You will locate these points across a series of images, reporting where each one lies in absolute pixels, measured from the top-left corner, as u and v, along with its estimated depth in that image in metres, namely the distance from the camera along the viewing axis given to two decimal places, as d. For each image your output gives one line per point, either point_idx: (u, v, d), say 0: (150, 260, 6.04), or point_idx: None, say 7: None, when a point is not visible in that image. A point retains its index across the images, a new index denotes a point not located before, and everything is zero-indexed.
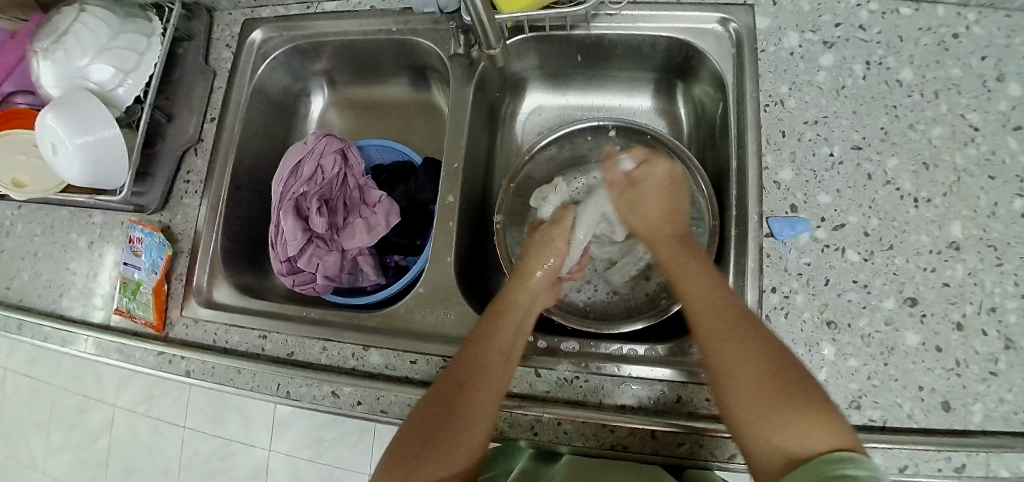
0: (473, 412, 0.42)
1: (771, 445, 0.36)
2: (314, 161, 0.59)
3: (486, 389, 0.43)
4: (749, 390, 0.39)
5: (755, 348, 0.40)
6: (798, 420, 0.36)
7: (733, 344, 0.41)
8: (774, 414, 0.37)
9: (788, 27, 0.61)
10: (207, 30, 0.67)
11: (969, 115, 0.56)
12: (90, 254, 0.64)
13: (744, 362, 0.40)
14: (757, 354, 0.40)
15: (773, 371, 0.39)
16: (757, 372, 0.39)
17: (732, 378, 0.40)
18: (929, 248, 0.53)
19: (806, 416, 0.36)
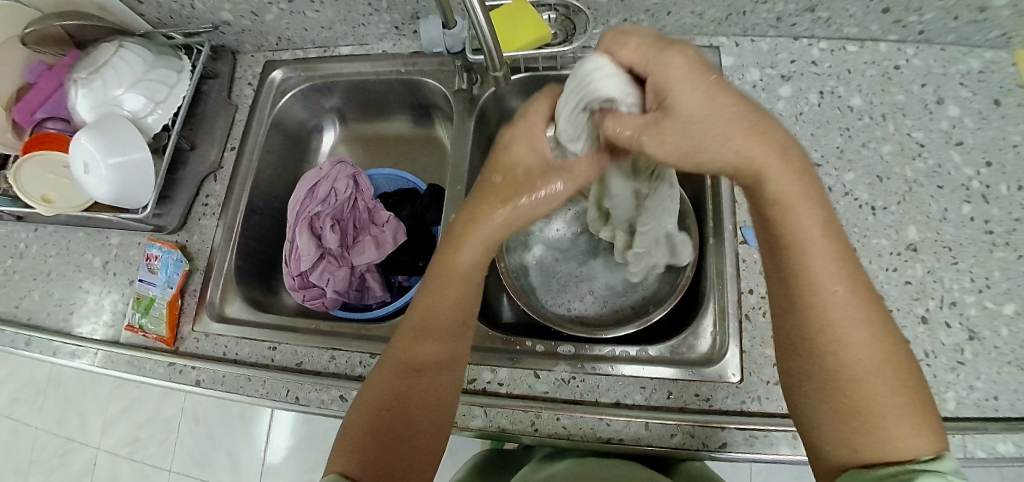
0: (433, 397, 0.43)
1: (865, 441, 0.33)
2: (329, 184, 0.65)
3: (441, 371, 0.44)
4: (866, 383, 0.34)
5: (879, 337, 0.35)
6: (900, 421, 0.32)
7: (856, 327, 0.35)
8: (872, 412, 0.33)
9: (749, 64, 0.69)
10: (231, 71, 0.74)
11: (915, 133, 0.63)
12: (105, 274, 0.67)
13: (867, 348, 0.34)
14: (876, 344, 0.35)
15: (882, 362, 0.34)
16: (868, 365, 0.34)
17: (845, 366, 0.34)
18: (889, 250, 0.58)
19: (899, 417, 0.33)
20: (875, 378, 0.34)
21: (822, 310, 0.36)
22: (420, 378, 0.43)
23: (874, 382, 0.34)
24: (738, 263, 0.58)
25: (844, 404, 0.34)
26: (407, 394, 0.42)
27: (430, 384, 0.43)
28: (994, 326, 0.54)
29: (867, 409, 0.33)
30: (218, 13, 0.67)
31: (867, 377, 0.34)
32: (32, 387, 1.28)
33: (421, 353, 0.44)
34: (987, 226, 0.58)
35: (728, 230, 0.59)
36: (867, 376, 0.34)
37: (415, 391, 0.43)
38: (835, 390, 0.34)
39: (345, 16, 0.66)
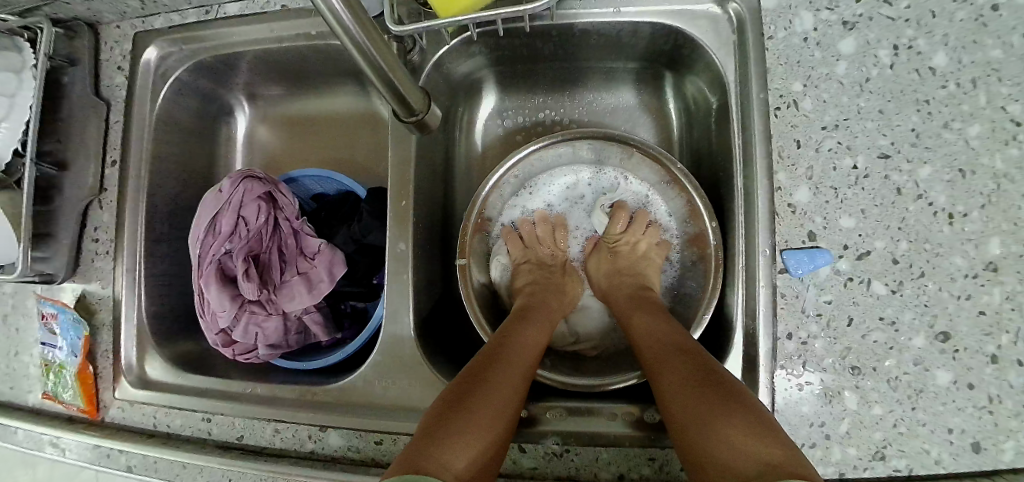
0: (514, 381, 0.42)
1: (703, 449, 0.34)
2: (233, 215, 0.50)
3: (519, 363, 0.44)
4: (679, 393, 0.38)
5: (686, 362, 0.41)
6: (729, 424, 0.34)
7: (674, 357, 0.42)
8: (685, 423, 0.36)
9: (799, 5, 0.51)
10: (94, 52, 0.55)
11: (1011, 106, 0.47)
12: (6, 330, 0.56)
13: (677, 369, 0.41)
14: (692, 364, 0.41)
15: (702, 381, 0.38)
16: (692, 392, 0.38)
17: (671, 390, 0.39)
18: (964, 272, 0.46)
19: (731, 422, 0.34)
20: (704, 392, 0.37)
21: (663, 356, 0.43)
22: (492, 400, 0.39)
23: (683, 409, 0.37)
24: (775, 299, 0.47)
25: (684, 410, 0.37)
26: (484, 412, 0.38)
27: (503, 395, 0.40)
28: None
29: (693, 412, 0.36)
30: None
31: (682, 398, 0.38)
32: None
33: (489, 378, 0.41)
34: None
35: (762, 255, 0.47)
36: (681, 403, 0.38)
37: (485, 406, 0.38)
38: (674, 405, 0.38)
39: None
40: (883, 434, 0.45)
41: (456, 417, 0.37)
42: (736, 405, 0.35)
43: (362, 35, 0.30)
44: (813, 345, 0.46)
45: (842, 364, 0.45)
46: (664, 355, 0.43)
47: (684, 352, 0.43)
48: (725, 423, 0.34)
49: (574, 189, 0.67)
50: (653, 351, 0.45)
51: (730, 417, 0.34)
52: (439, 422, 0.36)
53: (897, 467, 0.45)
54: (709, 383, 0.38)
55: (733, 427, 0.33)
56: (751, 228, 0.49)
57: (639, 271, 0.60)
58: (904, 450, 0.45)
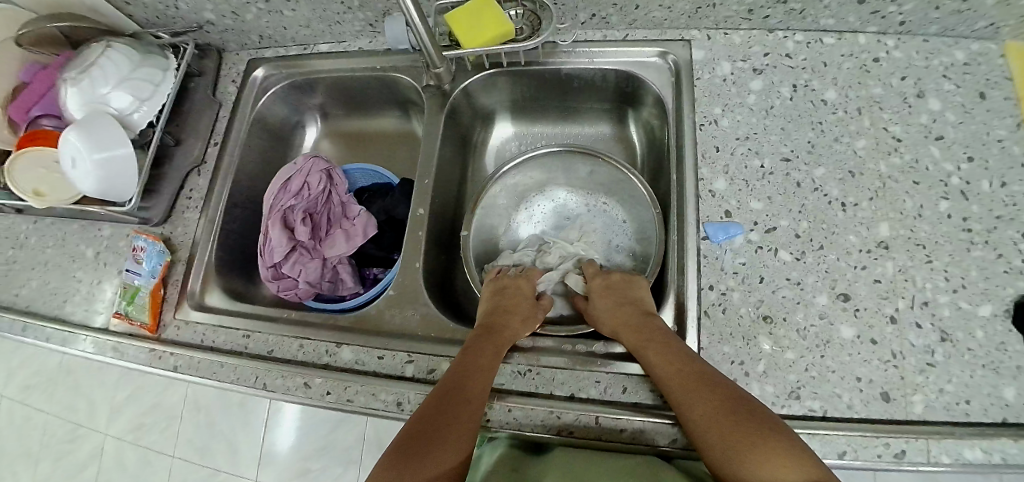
0: (472, 391, 0.48)
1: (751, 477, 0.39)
2: (302, 179, 0.64)
3: (481, 372, 0.50)
4: (714, 423, 0.43)
5: (711, 392, 0.45)
6: (770, 459, 0.39)
7: (694, 387, 0.45)
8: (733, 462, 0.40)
9: (720, 58, 0.63)
10: (217, 69, 0.76)
11: (891, 127, 0.58)
12: (96, 264, 0.69)
13: (702, 400, 0.44)
14: (713, 395, 0.44)
15: (727, 413, 0.43)
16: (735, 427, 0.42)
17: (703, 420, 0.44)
18: (857, 248, 0.54)
19: (779, 452, 0.39)
20: (746, 430, 0.41)
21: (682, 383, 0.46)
22: (442, 426, 0.45)
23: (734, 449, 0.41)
24: (699, 260, 0.55)
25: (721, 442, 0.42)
26: (433, 436, 0.44)
27: (464, 412, 0.47)
28: (968, 327, 0.51)
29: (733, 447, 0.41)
30: (201, 12, 0.67)
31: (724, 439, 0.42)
32: (36, 375, 1.25)
33: (443, 403, 0.47)
34: (965, 224, 0.53)
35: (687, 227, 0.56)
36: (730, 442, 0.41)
37: (437, 430, 0.45)
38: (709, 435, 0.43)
39: (321, 15, 0.66)
40: (796, 376, 0.50)
41: (423, 438, 0.44)
42: (766, 441, 0.40)
43: None
44: (731, 296, 0.53)
45: (754, 313, 0.53)
46: (690, 385, 0.46)
47: (701, 381, 0.46)
48: (764, 458, 0.39)
49: (561, 215, 0.72)
50: (671, 380, 0.47)
51: (778, 451, 0.39)
52: (409, 444, 0.44)
53: (812, 407, 0.49)
54: (734, 418, 0.42)
55: (776, 462, 0.38)
56: (679, 209, 0.58)
57: (614, 300, 0.58)
58: (817, 392, 0.50)
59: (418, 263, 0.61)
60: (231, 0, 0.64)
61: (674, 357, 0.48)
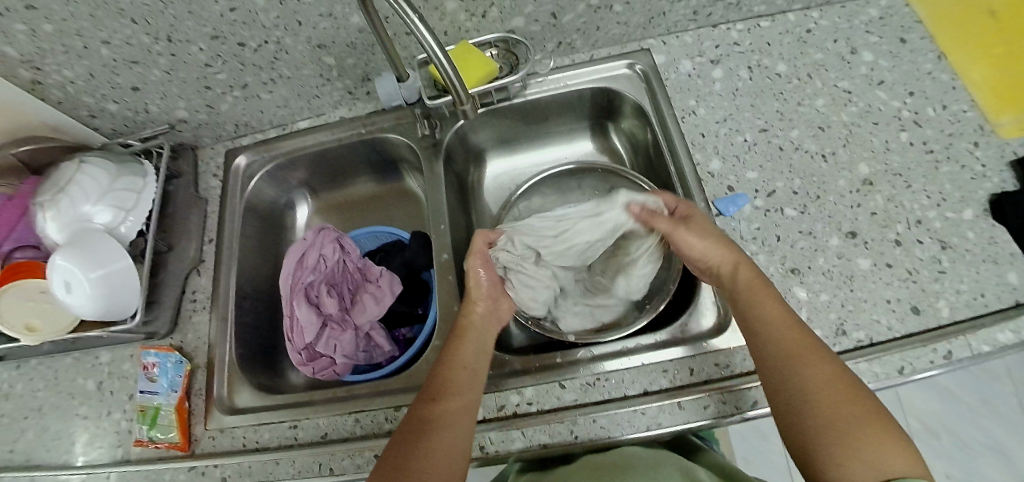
0: (448, 409, 0.46)
1: (852, 462, 0.37)
2: (317, 251, 0.66)
3: (455, 388, 0.48)
4: (822, 386, 0.41)
5: (827, 359, 0.43)
6: (880, 446, 0.38)
7: (809, 347, 0.44)
8: (837, 440, 0.39)
9: (680, 57, 0.70)
10: (193, 166, 0.74)
11: (841, 83, 0.67)
12: (101, 396, 0.63)
13: (822, 363, 0.43)
14: (831, 361, 0.43)
15: (844, 386, 0.41)
16: (846, 388, 0.41)
17: (808, 380, 0.42)
18: (848, 190, 0.60)
19: (891, 446, 0.38)
20: (862, 407, 0.40)
21: (781, 345, 0.45)
22: (428, 450, 0.43)
23: (843, 415, 0.40)
24: (720, 234, 0.59)
25: (823, 415, 0.40)
26: (419, 459, 0.43)
27: (438, 429, 0.45)
28: (960, 233, 0.57)
29: (832, 424, 0.39)
30: (173, 111, 0.67)
31: (836, 410, 0.40)
32: None
33: (423, 425, 0.45)
34: (926, 147, 0.61)
35: (702, 207, 0.61)
36: (838, 402, 0.40)
37: (423, 455, 0.43)
38: (807, 400, 0.41)
39: (300, 92, 0.68)
40: (836, 314, 0.54)
41: (407, 461, 0.43)
42: (872, 426, 0.39)
43: (431, 36, 0.48)
44: (758, 259, 0.57)
45: (783, 269, 0.57)
46: (807, 352, 0.43)
47: (815, 349, 0.44)
48: (868, 445, 0.38)
49: None
50: (782, 343, 0.45)
51: (885, 437, 0.38)
52: (399, 465, 0.43)
53: (860, 338, 0.52)
54: (850, 391, 0.41)
55: (889, 451, 0.37)
56: (689, 194, 0.63)
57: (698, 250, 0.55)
58: (859, 323, 0.53)
59: (478, 273, 0.59)
60: (204, 92, 0.65)
61: (781, 307, 0.47)
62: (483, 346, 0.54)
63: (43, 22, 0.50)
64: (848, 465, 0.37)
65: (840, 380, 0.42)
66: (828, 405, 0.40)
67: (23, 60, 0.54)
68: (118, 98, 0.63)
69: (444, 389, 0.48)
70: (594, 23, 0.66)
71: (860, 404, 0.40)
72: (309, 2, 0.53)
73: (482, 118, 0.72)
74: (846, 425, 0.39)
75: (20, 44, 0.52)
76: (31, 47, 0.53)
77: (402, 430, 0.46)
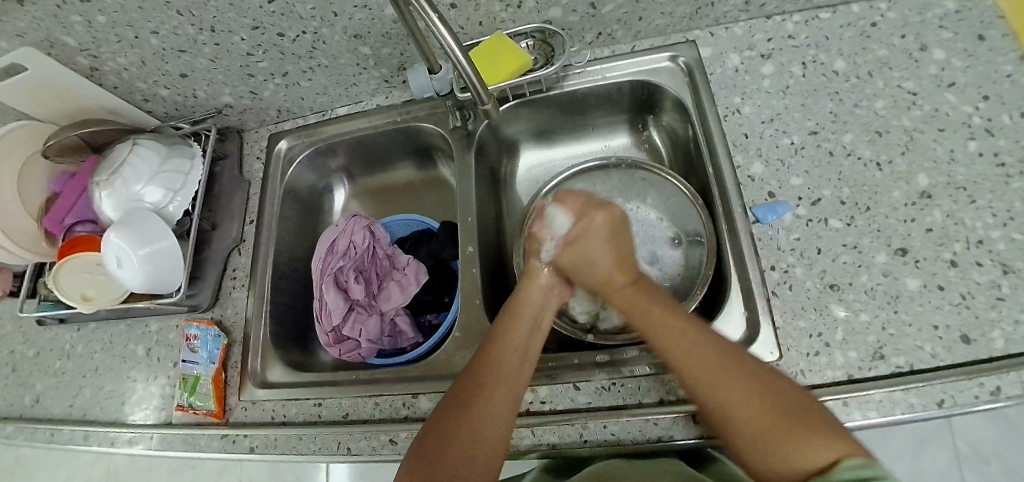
0: (499, 388, 0.47)
1: (771, 458, 0.40)
2: (347, 239, 0.67)
3: (505, 370, 0.48)
4: (708, 383, 0.44)
5: (708, 356, 0.45)
6: (800, 442, 0.38)
7: (687, 349, 0.46)
8: (759, 435, 0.41)
9: (727, 51, 0.67)
10: (238, 150, 0.78)
11: (906, 83, 0.61)
12: (149, 360, 0.68)
13: (706, 363, 0.45)
14: (716, 356, 0.45)
15: (735, 377, 0.43)
16: (757, 393, 0.42)
17: (703, 378, 0.44)
18: (903, 202, 0.56)
19: (812, 437, 0.38)
20: (759, 400, 0.41)
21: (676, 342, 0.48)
22: (473, 429, 0.45)
23: (751, 416, 0.41)
24: (755, 243, 0.56)
25: (737, 407, 0.42)
26: (463, 439, 0.44)
27: (490, 407, 0.46)
28: None
29: (744, 411, 0.42)
30: (219, 97, 0.71)
31: (744, 405, 0.42)
32: None
33: (471, 403, 0.46)
34: (997, 159, 0.55)
35: (738, 214, 0.58)
36: (739, 401, 0.42)
37: (469, 433, 0.45)
38: (706, 395, 0.44)
39: (337, 80, 0.69)
40: (876, 337, 0.50)
41: (453, 438, 0.45)
42: (795, 426, 0.39)
43: (452, 37, 0.48)
44: (795, 272, 0.54)
45: (821, 283, 0.54)
46: (688, 348, 0.46)
47: (703, 348, 0.46)
48: (790, 439, 0.39)
49: None
50: (677, 342, 0.47)
51: (806, 430, 0.39)
52: (438, 441, 0.45)
53: (899, 364, 0.49)
54: (749, 383, 0.42)
55: (803, 444, 0.38)
56: (725, 199, 0.60)
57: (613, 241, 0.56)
58: (900, 348, 0.50)
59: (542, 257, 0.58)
60: (248, 80, 0.67)
61: (677, 323, 0.49)
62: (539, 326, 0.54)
63: (98, 13, 0.55)
64: (779, 458, 0.39)
65: (727, 371, 0.44)
66: (737, 411, 0.42)
67: (82, 48, 0.60)
68: (169, 83, 0.67)
69: (500, 367, 0.49)
70: (636, 14, 0.63)
71: (775, 402, 0.41)
72: None
73: (513, 110, 0.71)
74: (757, 421, 0.41)
75: (78, 35, 0.57)
76: (88, 37, 0.58)
77: (450, 404, 0.47)
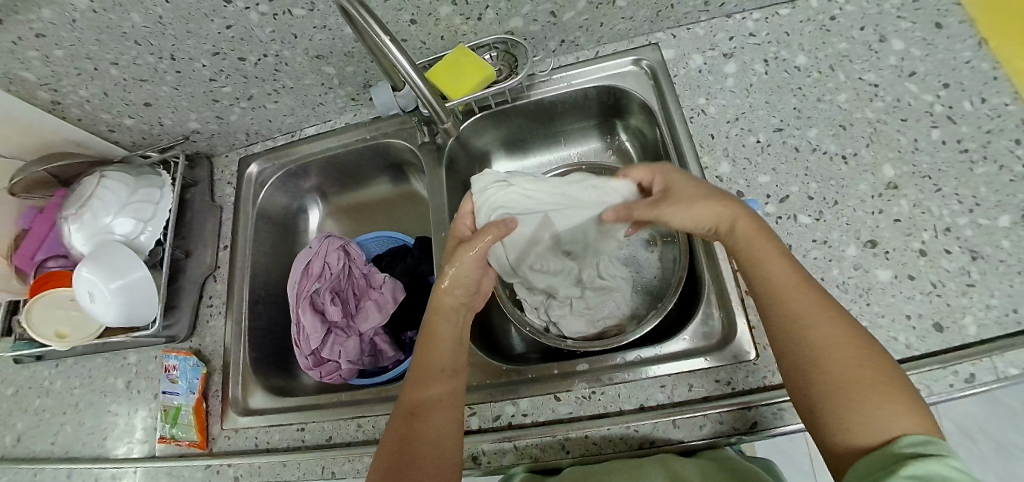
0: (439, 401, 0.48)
1: (858, 425, 0.36)
2: (322, 260, 0.67)
3: (439, 383, 0.49)
4: (819, 338, 0.40)
5: (827, 312, 0.42)
6: (889, 406, 0.36)
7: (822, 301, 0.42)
8: (852, 397, 0.37)
9: (690, 51, 0.67)
10: (209, 174, 0.77)
11: (866, 76, 0.62)
12: (129, 394, 0.68)
13: (822, 320, 0.41)
14: (828, 313, 0.42)
15: (846, 342, 0.40)
16: (858, 358, 0.39)
17: (811, 334, 0.41)
18: (870, 194, 0.56)
19: (902, 403, 0.36)
20: (859, 362, 0.38)
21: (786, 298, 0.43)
22: (424, 447, 0.45)
23: (863, 373, 0.38)
24: None
25: (839, 366, 0.39)
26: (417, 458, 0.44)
27: (434, 421, 0.46)
28: (995, 242, 0.51)
29: (839, 376, 0.38)
30: (186, 123, 0.70)
31: (841, 362, 0.39)
32: None
33: (417, 423, 0.46)
34: (961, 146, 0.56)
35: None
36: (851, 362, 0.39)
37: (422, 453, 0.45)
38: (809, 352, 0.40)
39: (304, 100, 0.69)
40: None
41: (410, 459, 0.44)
42: (884, 389, 0.37)
43: (400, 53, 0.51)
44: None
45: None
46: (807, 303, 0.42)
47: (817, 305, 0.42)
48: (881, 407, 0.36)
49: None
50: (799, 294, 0.43)
51: (893, 395, 0.37)
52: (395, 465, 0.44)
53: None
54: (852, 346, 0.39)
55: (892, 411, 0.36)
56: None
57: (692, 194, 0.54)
58: (874, 340, 0.50)
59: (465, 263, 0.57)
60: (213, 105, 0.67)
61: (791, 274, 0.44)
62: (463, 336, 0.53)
63: (54, 48, 0.54)
64: (859, 425, 0.36)
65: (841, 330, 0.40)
66: (829, 371, 0.39)
67: (41, 83, 0.59)
68: (134, 113, 0.67)
69: (434, 380, 0.49)
70: (598, 19, 0.64)
71: (870, 364, 0.38)
72: (301, 15, 0.53)
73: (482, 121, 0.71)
74: (854, 385, 0.38)
75: (37, 69, 0.56)
76: (47, 71, 0.57)
77: (395, 427, 0.47)
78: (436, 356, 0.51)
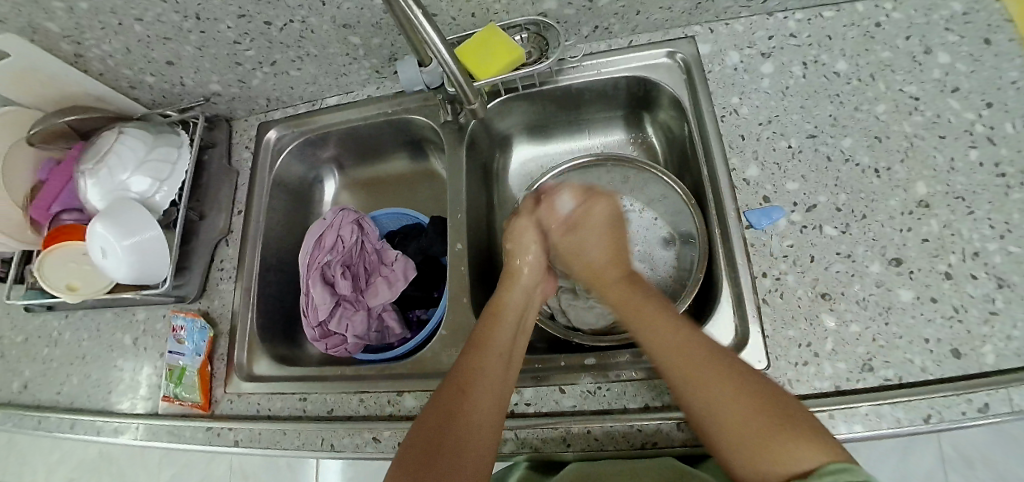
0: (487, 390, 0.46)
1: (760, 460, 0.38)
2: (335, 232, 0.67)
3: (489, 376, 0.47)
4: (699, 378, 0.43)
5: (695, 355, 0.45)
6: (790, 439, 0.37)
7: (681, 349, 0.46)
8: (751, 432, 0.39)
9: (727, 48, 0.65)
10: (227, 138, 0.76)
11: (908, 87, 0.60)
12: (136, 350, 0.68)
13: (692, 362, 0.44)
14: (703, 354, 0.45)
15: (726, 377, 0.42)
16: (739, 392, 0.41)
17: (695, 375, 0.44)
18: (900, 211, 0.55)
19: (802, 435, 0.37)
20: (747, 398, 0.41)
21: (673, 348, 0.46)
22: (462, 434, 0.43)
23: (745, 413, 0.40)
24: (747, 249, 0.56)
25: (726, 406, 0.41)
26: (451, 444, 0.42)
27: (477, 409, 0.45)
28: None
29: (730, 412, 0.41)
30: (207, 85, 0.69)
31: (734, 402, 0.41)
32: None
33: (456, 407, 0.45)
34: (999, 169, 0.54)
35: (731, 217, 0.57)
36: (729, 399, 0.41)
37: (459, 439, 0.43)
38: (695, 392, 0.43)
39: (327, 70, 0.68)
40: (865, 348, 0.50)
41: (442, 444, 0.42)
42: (775, 422, 0.39)
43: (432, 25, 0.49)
44: (786, 279, 0.54)
45: (812, 292, 0.53)
46: (677, 346, 0.46)
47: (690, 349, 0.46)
48: (777, 438, 0.38)
49: None
50: (671, 340, 0.47)
51: (787, 427, 0.38)
52: (428, 447, 0.42)
53: (887, 377, 0.48)
54: (732, 380, 0.42)
55: (794, 444, 0.37)
56: (719, 202, 0.59)
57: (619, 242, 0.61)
58: (889, 360, 0.49)
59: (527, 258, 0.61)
60: (236, 68, 0.66)
61: (665, 317, 0.50)
62: (523, 321, 0.55)
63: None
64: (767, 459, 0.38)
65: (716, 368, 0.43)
66: (720, 412, 0.41)
67: (64, 34, 0.58)
68: (156, 71, 0.66)
69: (484, 370, 0.48)
70: (634, 8, 0.62)
71: (764, 401, 0.40)
72: None
73: (506, 105, 0.69)
74: (753, 420, 0.39)
75: (61, 20, 0.56)
76: (71, 23, 0.56)
77: (434, 408, 0.46)
78: (491, 351, 0.49)
